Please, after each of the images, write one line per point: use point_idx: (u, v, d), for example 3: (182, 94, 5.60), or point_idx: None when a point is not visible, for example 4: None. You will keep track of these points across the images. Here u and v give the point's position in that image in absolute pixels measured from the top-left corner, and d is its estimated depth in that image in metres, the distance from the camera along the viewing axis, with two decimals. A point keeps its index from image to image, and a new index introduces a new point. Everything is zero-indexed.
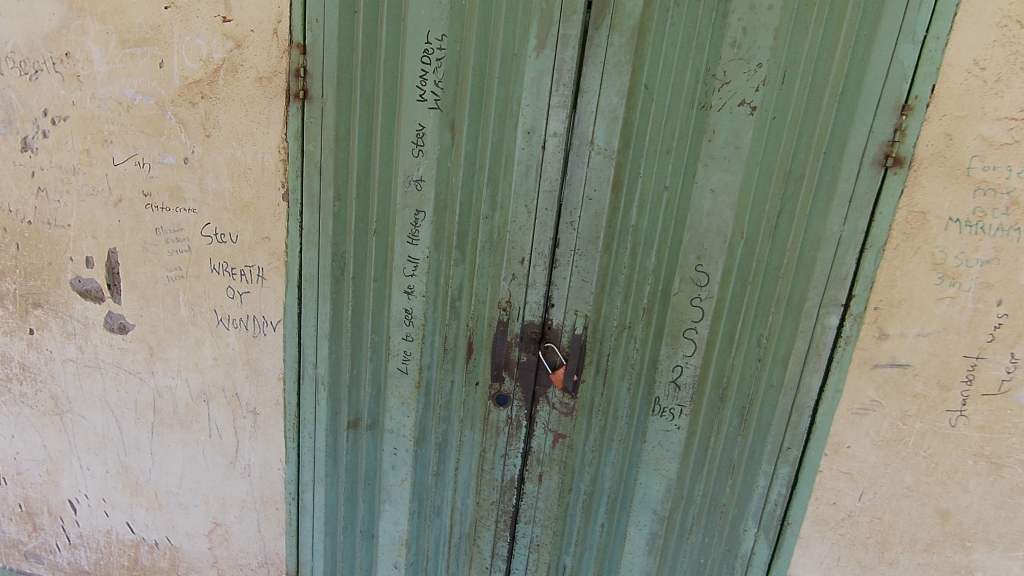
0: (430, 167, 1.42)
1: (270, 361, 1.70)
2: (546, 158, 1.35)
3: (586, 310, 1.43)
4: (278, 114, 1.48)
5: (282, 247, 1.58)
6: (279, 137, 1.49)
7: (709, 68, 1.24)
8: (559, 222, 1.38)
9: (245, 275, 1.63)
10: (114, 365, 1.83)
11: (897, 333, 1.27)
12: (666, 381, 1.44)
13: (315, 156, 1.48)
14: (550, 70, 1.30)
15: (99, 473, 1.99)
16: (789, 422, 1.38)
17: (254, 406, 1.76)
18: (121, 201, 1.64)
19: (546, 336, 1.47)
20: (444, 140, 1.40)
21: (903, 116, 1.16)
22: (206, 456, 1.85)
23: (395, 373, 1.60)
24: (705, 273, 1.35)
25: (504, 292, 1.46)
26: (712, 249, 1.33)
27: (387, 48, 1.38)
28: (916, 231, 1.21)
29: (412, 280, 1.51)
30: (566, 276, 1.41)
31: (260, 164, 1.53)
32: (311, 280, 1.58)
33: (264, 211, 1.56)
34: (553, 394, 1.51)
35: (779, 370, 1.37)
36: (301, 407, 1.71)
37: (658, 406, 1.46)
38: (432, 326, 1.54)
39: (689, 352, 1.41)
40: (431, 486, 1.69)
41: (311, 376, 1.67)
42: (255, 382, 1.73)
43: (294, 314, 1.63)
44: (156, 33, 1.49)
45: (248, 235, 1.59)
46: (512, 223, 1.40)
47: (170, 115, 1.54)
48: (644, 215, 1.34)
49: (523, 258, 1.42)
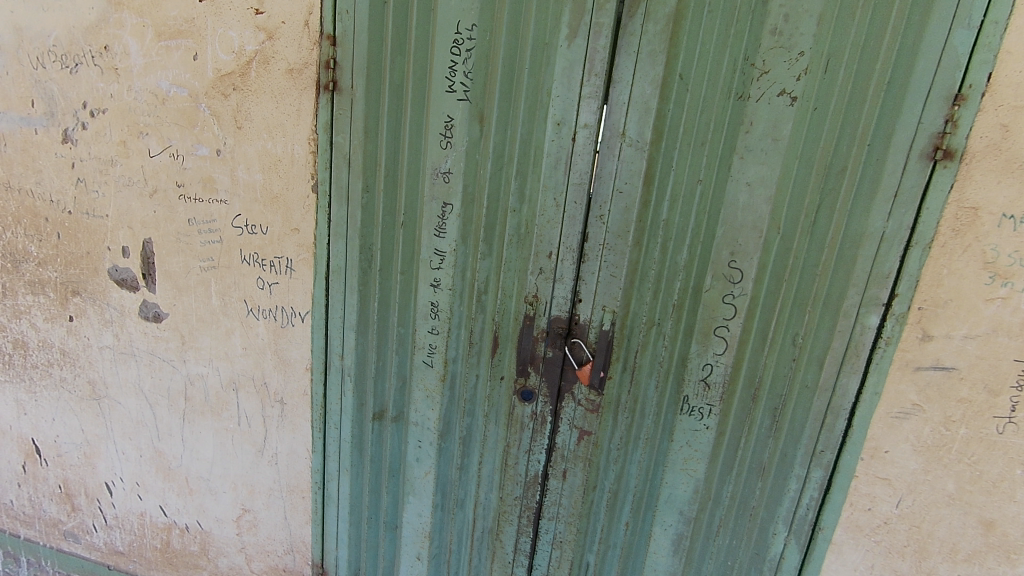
0: (458, 159, 1.41)
1: (298, 351, 1.72)
2: (576, 151, 1.33)
3: (614, 306, 1.40)
4: (308, 106, 1.48)
5: (310, 239, 1.59)
6: (309, 129, 1.50)
7: (748, 57, 1.20)
8: (588, 215, 1.36)
9: (275, 266, 1.65)
10: (149, 352, 1.87)
11: (942, 334, 1.21)
12: (696, 380, 1.41)
13: (344, 148, 1.48)
14: (581, 60, 1.27)
15: (134, 457, 2.04)
16: (824, 424, 1.34)
17: (282, 396, 1.78)
18: (156, 192, 1.67)
19: (573, 332, 1.45)
20: (473, 132, 1.39)
21: (955, 106, 1.10)
22: (235, 443, 1.89)
23: (420, 366, 1.60)
24: (738, 270, 1.31)
25: (531, 286, 1.44)
26: (747, 245, 1.29)
27: (417, 39, 1.37)
28: (966, 228, 1.15)
29: (439, 273, 1.50)
30: (594, 270, 1.39)
31: (290, 156, 1.54)
32: (339, 272, 1.59)
33: (293, 202, 1.57)
34: (579, 390, 1.49)
35: (814, 370, 1.32)
36: (328, 398, 1.73)
37: (687, 405, 1.43)
38: (458, 319, 1.53)
39: (719, 350, 1.37)
40: (455, 480, 1.69)
41: (337, 367, 1.69)
42: (284, 372, 1.76)
43: (322, 306, 1.64)
44: (191, 25, 1.51)
45: (278, 226, 1.61)
46: (540, 215, 1.38)
47: (204, 107, 1.56)
48: (676, 209, 1.31)
49: (551, 251, 1.40)
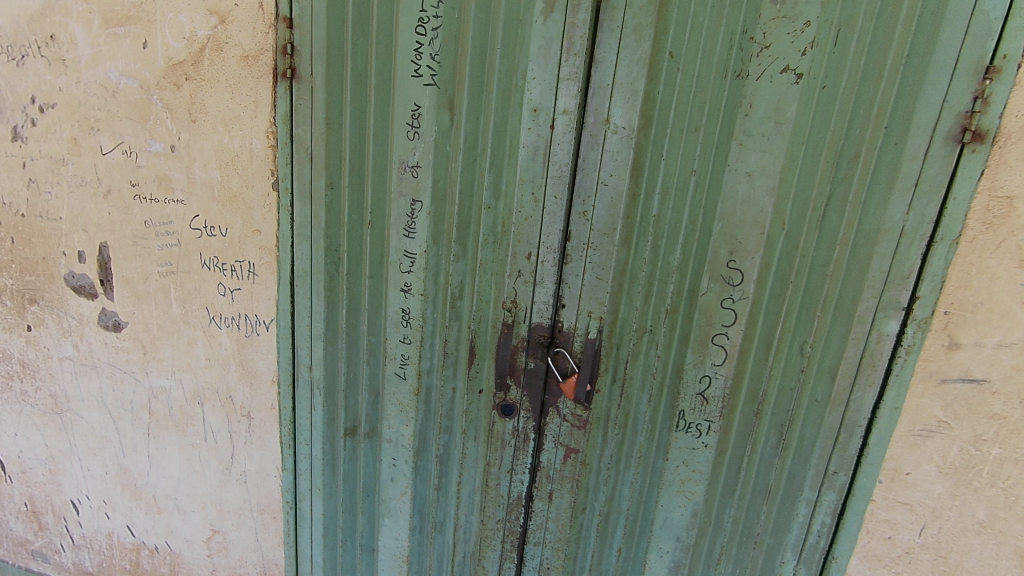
0: (427, 151, 1.27)
1: (264, 363, 1.60)
2: (555, 139, 1.19)
3: (600, 312, 1.27)
4: (265, 96, 1.36)
5: (273, 241, 1.47)
6: (267, 121, 1.38)
7: (746, 30, 1.06)
8: (570, 212, 1.22)
9: (236, 271, 1.53)
10: (110, 364, 1.76)
11: (971, 342, 1.07)
12: (693, 393, 1.27)
13: (306, 141, 1.36)
14: (560, 37, 1.14)
15: (99, 474, 1.93)
16: (836, 441, 1.20)
17: (249, 410, 1.67)
18: (110, 192, 1.56)
19: (556, 341, 1.32)
20: (442, 121, 1.25)
21: (987, 81, 0.96)
22: (202, 460, 1.77)
23: (392, 379, 1.47)
24: (738, 271, 1.17)
25: (508, 290, 1.31)
26: (748, 242, 1.15)
27: (379, 19, 1.25)
28: (999, 220, 1.01)
29: (409, 277, 1.37)
30: (578, 273, 1.26)
31: (248, 151, 1.41)
32: (305, 276, 1.47)
33: (253, 201, 1.45)
34: (563, 405, 1.35)
35: (825, 383, 1.18)
36: (297, 412, 1.62)
37: (683, 421, 1.29)
38: (432, 327, 1.40)
39: (718, 361, 1.23)
40: (433, 501, 1.55)
41: (306, 379, 1.58)
42: (250, 385, 1.64)
43: (288, 313, 1.53)
44: (139, 10, 1.39)
45: (238, 227, 1.49)
46: (518, 212, 1.25)
47: (156, 100, 1.44)
48: (667, 203, 1.17)
49: (530, 252, 1.26)
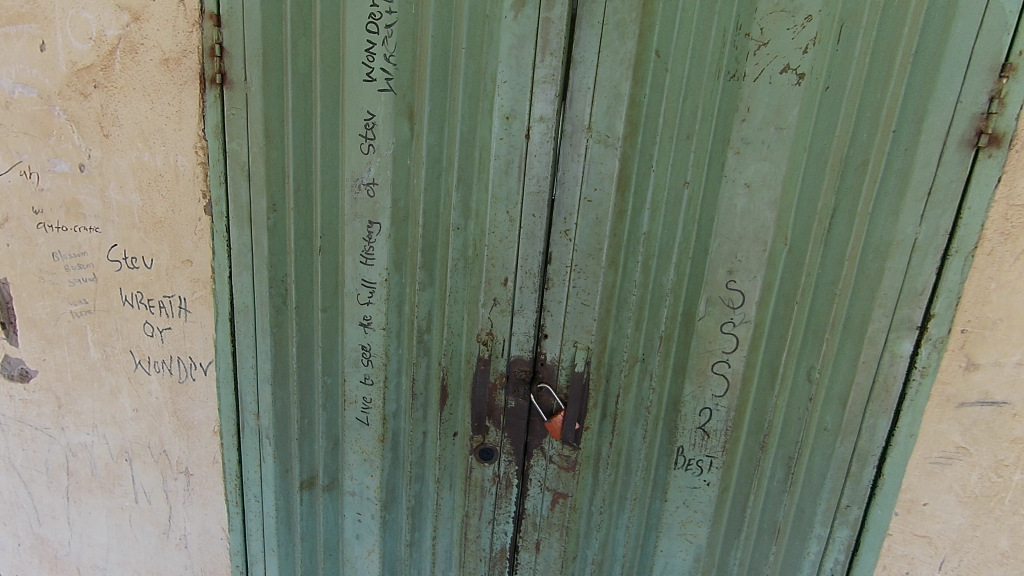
0: (384, 166, 1.10)
1: (202, 412, 1.39)
2: (531, 150, 1.05)
3: (587, 341, 1.13)
4: (190, 105, 1.17)
5: (207, 272, 1.27)
6: (195, 134, 1.18)
7: (740, 25, 0.95)
8: (550, 231, 1.09)
9: (164, 308, 1.32)
10: (18, 420, 1.51)
11: (990, 362, 0.98)
12: (692, 427, 1.15)
13: (241, 157, 1.17)
14: (533, 35, 1.00)
15: (11, 547, 1.66)
16: (848, 474, 1.10)
17: (187, 466, 1.46)
18: (8, 221, 1.32)
19: (539, 375, 1.17)
20: (401, 131, 1.09)
21: (1003, 79, 0.87)
22: (134, 524, 1.54)
23: (353, 425, 1.30)
24: (738, 291, 1.06)
25: (483, 321, 1.15)
26: (749, 260, 1.04)
27: (323, 15, 1.08)
28: (1018, 231, 0.92)
29: (369, 310, 1.20)
30: (561, 299, 1.12)
31: (172, 170, 1.21)
32: (247, 311, 1.28)
33: (181, 228, 1.25)
34: (549, 446, 1.22)
35: (835, 410, 1.08)
36: (244, 465, 1.42)
37: (682, 458, 1.17)
38: (396, 365, 1.23)
39: (719, 391, 1.11)
40: (404, 558, 1.38)
41: (252, 429, 1.38)
42: (186, 438, 1.43)
43: (228, 354, 1.33)
44: (33, 6, 1.18)
45: (164, 258, 1.28)
46: (491, 233, 1.10)
47: (58, 111, 1.23)
48: (658, 219, 1.05)
49: (507, 278, 1.12)
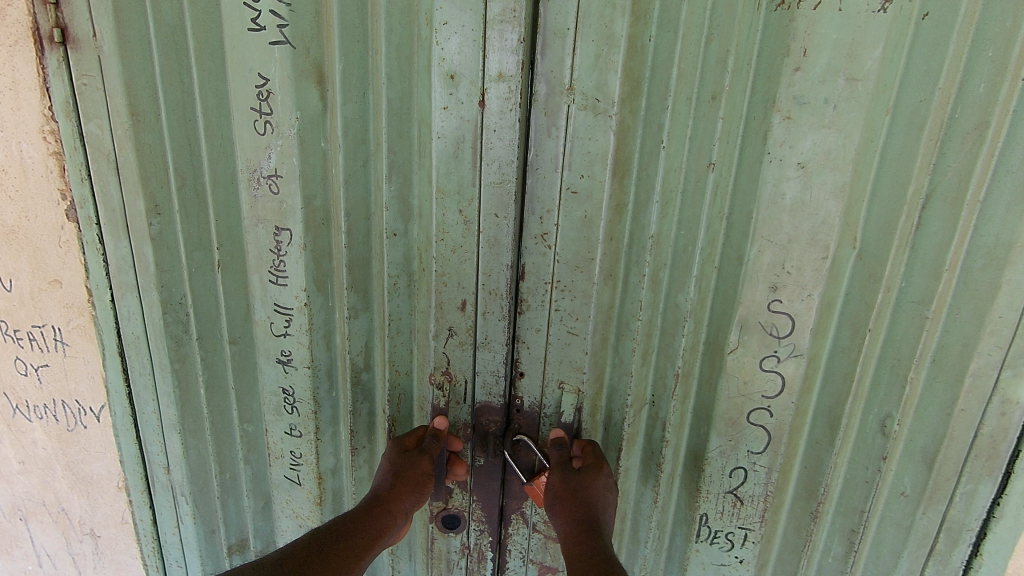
0: (288, 150, 0.80)
1: (101, 464, 1.12)
2: (488, 123, 0.74)
3: (577, 381, 0.84)
4: (28, 74, 0.85)
5: (82, 295, 0.98)
6: (38, 113, 0.87)
7: None
8: (521, 236, 0.79)
9: (36, 341, 1.03)
10: None
11: None
12: (719, 491, 0.86)
13: (103, 143, 0.86)
14: None
15: None
16: (932, 552, 0.80)
17: (93, 527, 1.18)
18: None
19: (515, 426, 0.89)
20: (308, 101, 0.78)
21: None
22: None
23: (283, 485, 1.03)
24: (785, 316, 0.75)
25: (435, 356, 0.86)
26: (803, 272, 0.73)
27: None
28: None
29: (288, 342, 0.91)
30: (541, 326, 0.82)
31: (18, 163, 0.91)
32: (139, 345, 0.99)
33: (41, 239, 0.95)
34: (532, 512, 0.94)
35: (916, 474, 0.78)
36: (160, 527, 1.15)
37: (706, 530, 0.88)
38: (330, 411, 0.95)
39: (758, 447, 0.82)
40: None
41: (163, 484, 1.10)
42: (86, 495, 1.15)
43: (123, 396, 1.04)
44: None
45: (26, 278, 0.98)
46: (439, 241, 0.80)
47: None
48: (670, 217, 0.76)
49: (465, 300, 0.82)
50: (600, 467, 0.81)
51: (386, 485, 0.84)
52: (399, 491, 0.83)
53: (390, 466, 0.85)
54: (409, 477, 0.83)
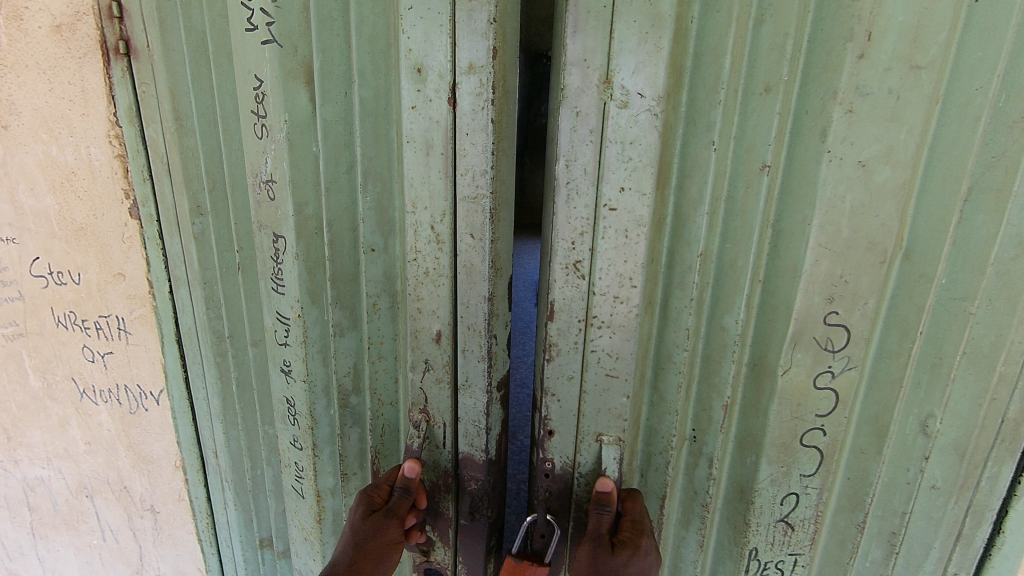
0: (281, 156, 0.80)
1: (161, 445, 1.18)
2: (458, 131, 0.73)
3: (617, 428, 0.80)
4: (96, 83, 0.90)
5: (143, 286, 1.03)
6: (105, 119, 0.92)
7: None
8: (552, 274, 0.77)
9: (102, 330, 1.09)
10: None
11: None
12: (769, 521, 0.80)
13: (161, 146, 0.90)
14: None
15: None
16: (958, 538, 0.77)
17: (152, 504, 1.25)
18: None
19: (549, 476, 0.86)
20: (297, 104, 0.78)
21: None
22: (107, 563, 1.36)
23: (291, 493, 1.03)
24: (842, 328, 0.69)
25: (415, 388, 0.87)
26: (860, 280, 0.67)
27: None
28: None
29: (287, 353, 0.92)
30: (573, 368, 0.80)
31: (86, 165, 0.96)
32: (193, 336, 1.03)
33: (107, 235, 1.00)
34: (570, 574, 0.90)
35: (947, 467, 0.74)
36: (213, 505, 1.20)
37: (756, 563, 0.83)
38: (326, 428, 0.95)
39: (809, 469, 0.76)
40: None
41: (214, 466, 1.14)
42: (146, 473, 1.22)
43: (180, 381, 1.09)
44: None
45: (93, 271, 1.04)
46: (413, 262, 0.81)
47: None
48: (715, 223, 0.72)
49: (440, 331, 0.83)
50: (639, 545, 0.74)
51: (346, 558, 0.79)
52: (360, 565, 0.79)
53: (354, 537, 0.79)
54: (372, 550, 0.79)
